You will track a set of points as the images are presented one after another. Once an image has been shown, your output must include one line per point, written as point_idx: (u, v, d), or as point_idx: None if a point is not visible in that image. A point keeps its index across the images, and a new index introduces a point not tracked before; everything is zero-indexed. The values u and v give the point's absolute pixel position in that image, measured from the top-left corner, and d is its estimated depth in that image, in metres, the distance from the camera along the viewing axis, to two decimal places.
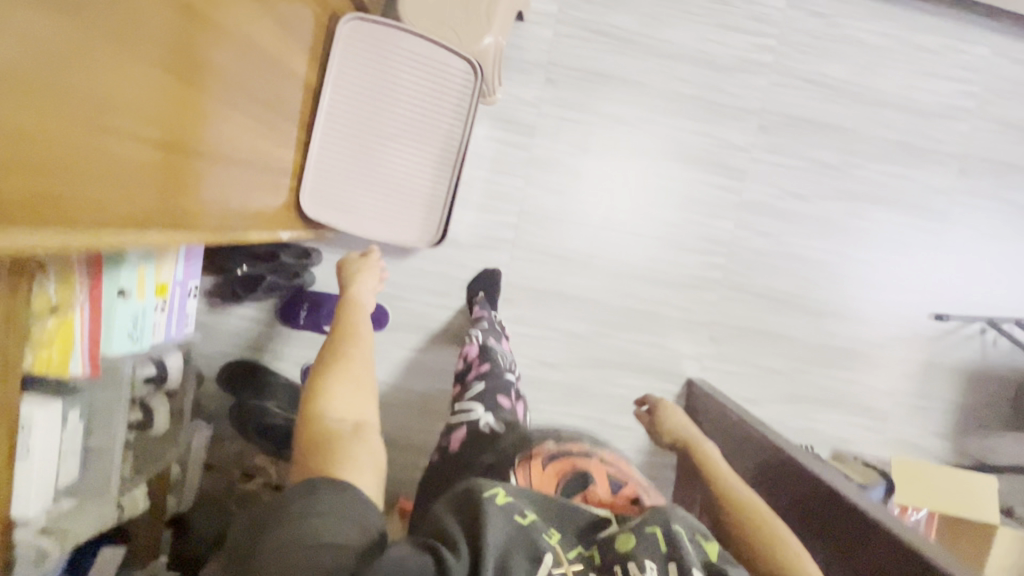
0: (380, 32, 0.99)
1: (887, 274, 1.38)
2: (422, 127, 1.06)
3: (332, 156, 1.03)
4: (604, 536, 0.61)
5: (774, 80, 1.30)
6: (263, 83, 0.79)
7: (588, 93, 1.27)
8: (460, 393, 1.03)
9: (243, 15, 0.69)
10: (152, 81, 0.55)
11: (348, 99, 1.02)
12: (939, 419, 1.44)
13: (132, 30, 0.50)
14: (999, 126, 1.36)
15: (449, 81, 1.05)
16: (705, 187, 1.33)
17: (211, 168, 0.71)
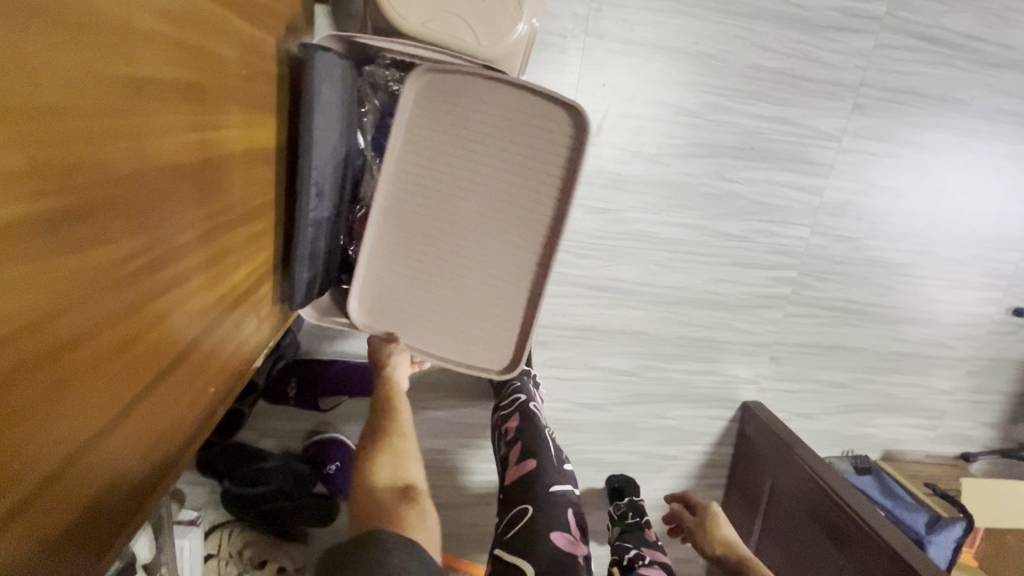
0: (450, 81, 0.70)
1: (971, 269, 1.20)
2: (501, 213, 0.72)
3: (389, 258, 0.76)
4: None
5: (881, 41, 0.99)
6: (244, 177, 0.61)
7: (642, 75, 0.94)
8: (501, 524, 0.78)
9: (207, 121, 0.51)
10: (151, 297, 0.45)
11: (408, 180, 0.74)
12: (994, 411, 1.36)
13: (114, 268, 0.40)
14: None
15: (537, 131, 0.69)
16: (781, 189, 1.06)
17: (217, 327, 0.59)
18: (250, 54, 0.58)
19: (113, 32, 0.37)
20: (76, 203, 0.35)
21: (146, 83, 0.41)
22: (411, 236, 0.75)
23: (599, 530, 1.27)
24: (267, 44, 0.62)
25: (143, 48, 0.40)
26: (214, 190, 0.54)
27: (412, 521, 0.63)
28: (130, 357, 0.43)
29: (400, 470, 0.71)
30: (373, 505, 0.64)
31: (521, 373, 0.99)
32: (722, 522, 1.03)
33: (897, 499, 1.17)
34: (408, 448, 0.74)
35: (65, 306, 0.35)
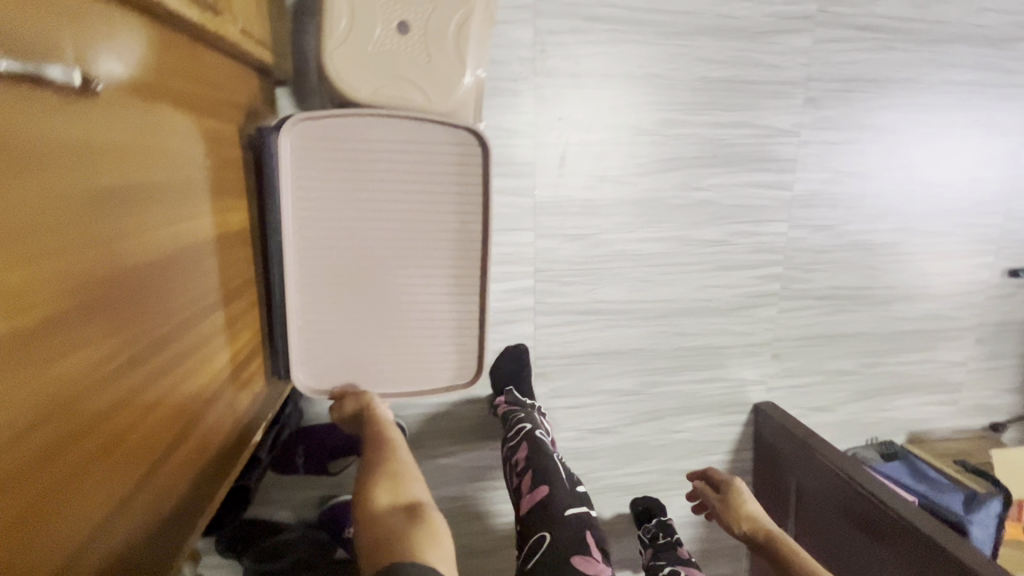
0: (333, 130, 0.72)
1: (956, 239, 1.20)
2: (421, 236, 0.77)
3: (325, 311, 0.77)
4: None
5: (819, 37, 1.02)
6: (216, 262, 0.63)
7: (594, 104, 0.98)
8: (522, 555, 0.77)
9: (172, 215, 0.53)
10: (132, 391, 0.46)
11: (321, 231, 0.75)
12: (1012, 375, 1.33)
13: (92, 370, 0.41)
14: None
15: (432, 162, 0.76)
16: (750, 190, 1.08)
17: (205, 411, 0.59)
18: (209, 146, 0.61)
19: (72, 156, 0.39)
20: (49, 315, 0.37)
21: (108, 192, 0.43)
22: (340, 283, 0.77)
23: (631, 557, 1.24)
24: (225, 133, 0.65)
25: (104, 160, 0.43)
26: (187, 280, 0.56)
27: (425, 545, 0.58)
28: (118, 453, 0.44)
29: (401, 490, 0.66)
30: (380, 540, 0.59)
31: (524, 406, 0.99)
32: (749, 498, 1.01)
33: (930, 482, 1.14)
34: (406, 468, 0.69)
35: (46, 411, 0.36)
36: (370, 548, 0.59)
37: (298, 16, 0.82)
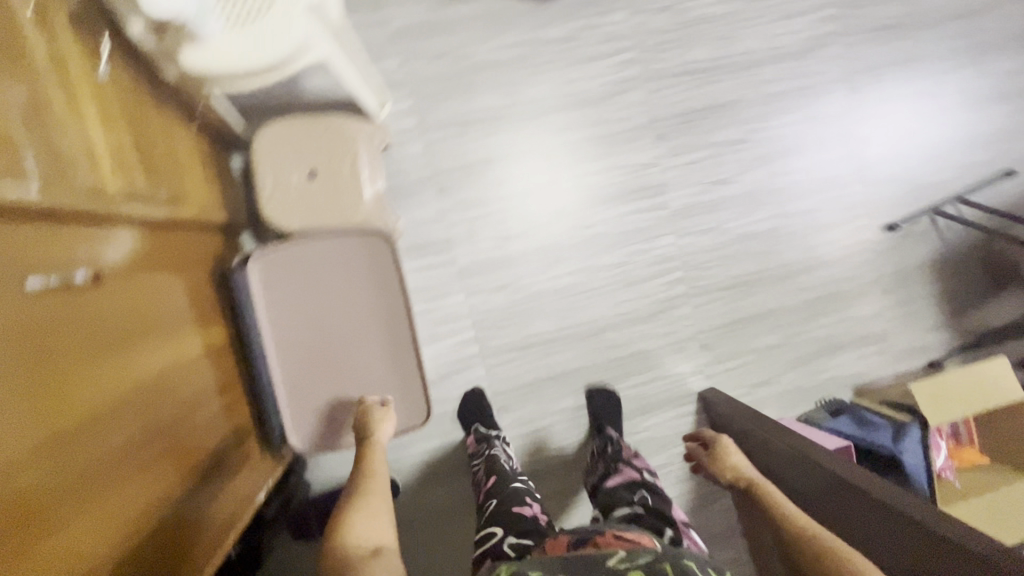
0: (284, 254, 0.97)
1: (827, 211, 1.40)
2: (362, 314, 1.00)
3: (304, 389, 0.98)
4: (619, 569, 0.61)
5: (649, 89, 1.29)
6: (203, 372, 0.85)
7: (485, 183, 1.24)
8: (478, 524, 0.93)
9: (163, 342, 0.76)
10: (152, 464, 0.66)
11: (289, 328, 0.97)
12: (930, 315, 1.47)
13: (123, 449, 0.62)
14: (868, 34, 1.36)
15: (357, 258, 0.99)
16: (633, 215, 1.30)
17: (210, 483, 0.78)
18: (185, 290, 0.85)
19: (95, 314, 0.63)
20: (94, 413, 0.58)
21: (118, 333, 0.66)
22: (310, 364, 0.98)
23: None
24: (197, 277, 0.90)
25: (114, 313, 0.66)
26: (182, 386, 0.78)
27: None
28: (145, 508, 0.63)
29: (371, 530, 0.76)
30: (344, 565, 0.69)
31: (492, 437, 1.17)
32: (733, 452, 1.11)
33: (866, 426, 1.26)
34: (381, 509, 0.79)
35: (97, 476, 0.57)
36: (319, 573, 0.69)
37: (244, 182, 1.11)
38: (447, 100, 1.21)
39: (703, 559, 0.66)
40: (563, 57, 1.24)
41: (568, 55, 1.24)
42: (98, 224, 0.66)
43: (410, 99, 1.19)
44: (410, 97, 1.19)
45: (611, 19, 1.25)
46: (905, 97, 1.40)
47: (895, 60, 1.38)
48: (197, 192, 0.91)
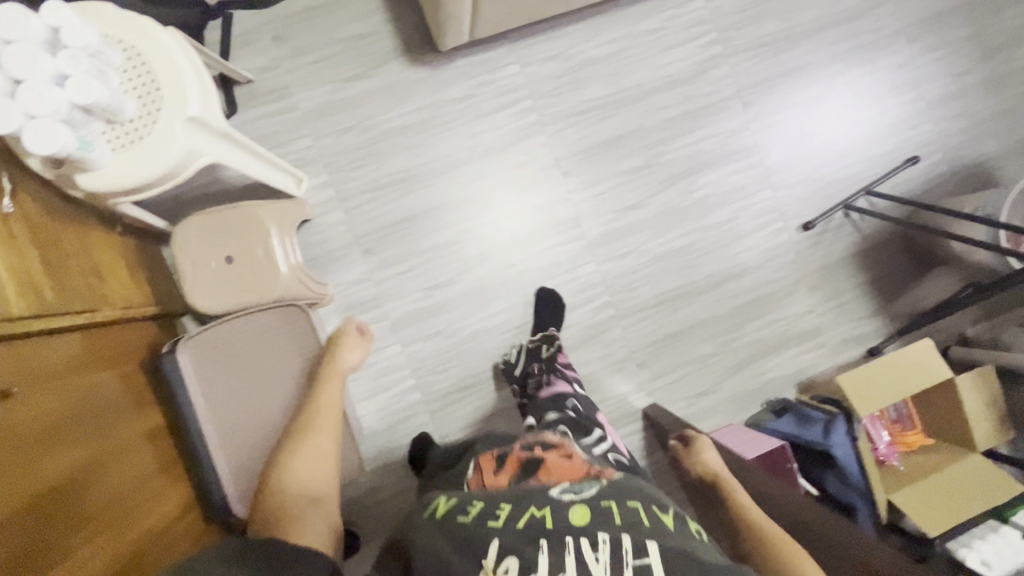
0: (208, 335, 1.02)
1: (743, 220, 1.45)
2: (290, 375, 1.09)
3: (241, 458, 1.02)
4: (562, 498, 0.68)
5: (550, 132, 1.37)
6: (144, 454, 0.92)
7: (407, 239, 1.32)
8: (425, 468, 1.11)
9: (99, 432, 0.84)
10: (92, 542, 0.73)
11: (221, 402, 1.01)
12: (862, 304, 1.51)
13: (59, 534, 0.69)
14: (752, 51, 1.44)
15: (279, 326, 1.09)
16: (552, 250, 1.38)
17: (157, 557, 0.84)
18: (122, 381, 0.94)
19: (27, 415, 0.72)
20: (24, 504, 0.66)
21: (52, 428, 0.75)
22: (245, 432, 1.03)
23: None
24: (134, 369, 0.98)
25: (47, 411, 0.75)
26: (121, 470, 0.85)
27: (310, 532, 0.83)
28: None
29: (309, 480, 0.92)
30: (279, 510, 0.86)
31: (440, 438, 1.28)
32: (705, 446, 1.10)
33: (806, 420, 1.29)
34: (320, 455, 0.96)
35: (34, 559, 0.64)
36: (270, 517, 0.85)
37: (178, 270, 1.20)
38: (360, 168, 1.29)
39: (648, 494, 0.71)
40: (464, 114, 1.33)
41: (469, 111, 1.33)
42: (22, 336, 0.76)
43: (324, 173, 1.28)
44: (325, 171, 1.28)
45: (504, 73, 1.34)
46: (801, 102, 1.47)
47: (784, 70, 1.46)
48: (120, 289, 1.00)
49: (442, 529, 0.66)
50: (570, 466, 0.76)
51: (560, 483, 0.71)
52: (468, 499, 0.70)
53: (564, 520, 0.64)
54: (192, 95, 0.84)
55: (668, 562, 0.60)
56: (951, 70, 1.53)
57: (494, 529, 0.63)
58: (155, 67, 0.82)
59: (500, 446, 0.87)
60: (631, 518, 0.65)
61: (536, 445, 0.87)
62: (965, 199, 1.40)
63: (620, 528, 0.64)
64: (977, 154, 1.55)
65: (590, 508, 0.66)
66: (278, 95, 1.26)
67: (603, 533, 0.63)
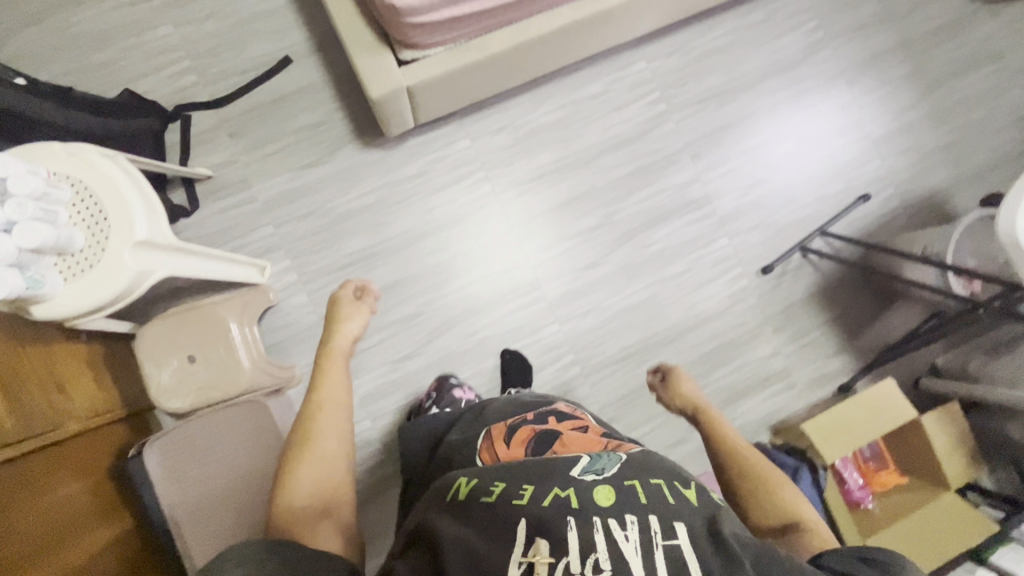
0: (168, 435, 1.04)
1: (702, 268, 1.48)
2: (248, 460, 1.05)
3: (211, 548, 0.99)
4: (585, 479, 0.65)
5: (504, 200, 1.42)
6: (111, 565, 0.93)
7: (371, 315, 1.35)
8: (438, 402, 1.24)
9: (63, 550, 0.85)
10: None
11: (184, 493, 1.02)
12: (829, 341, 1.52)
13: None
14: (696, 106, 1.49)
15: (233, 413, 1.07)
16: (514, 313, 1.41)
17: None
18: (89, 492, 0.96)
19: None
20: None
21: (15, 553, 0.77)
22: (212, 519, 1.01)
23: None
24: (104, 476, 1.00)
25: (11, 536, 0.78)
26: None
27: (322, 536, 0.77)
28: None
29: (325, 475, 0.83)
30: (295, 520, 0.77)
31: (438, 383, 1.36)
32: (687, 380, 1.07)
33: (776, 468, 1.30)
34: (325, 453, 0.84)
35: None
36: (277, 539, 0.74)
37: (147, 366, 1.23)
38: (321, 250, 1.34)
39: (670, 467, 0.70)
40: (419, 190, 1.38)
41: (424, 188, 1.38)
42: None
43: (287, 258, 1.32)
44: (287, 256, 1.32)
45: (455, 148, 1.39)
46: (749, 150, 1.51)
47: (730, 121, 1.50)
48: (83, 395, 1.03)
49: (467, 515, 0.63)
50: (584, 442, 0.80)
51: (579, 459, 0.69)
52: (489, 480, 0.68)
53: (590, 500, 0.62)
54: (139, 224, 0.88)
55: (697, 540, 0.59)
56: (894, 106, 1.57)
57: (520, 510, 0.62)
58: (103, 200, 0.87)
59: (515, 416, 0.89)
60: (658, 497, 0.64)
61: (551, 417, 0.90)
62: (916, 232, 1.43)
63: (647, 509, 0.62)
64: (928, 186, 1.58)
65: (616, 487, 0.64)
66: (237, 188, 1.31)
67: (631, 513, 0.61)
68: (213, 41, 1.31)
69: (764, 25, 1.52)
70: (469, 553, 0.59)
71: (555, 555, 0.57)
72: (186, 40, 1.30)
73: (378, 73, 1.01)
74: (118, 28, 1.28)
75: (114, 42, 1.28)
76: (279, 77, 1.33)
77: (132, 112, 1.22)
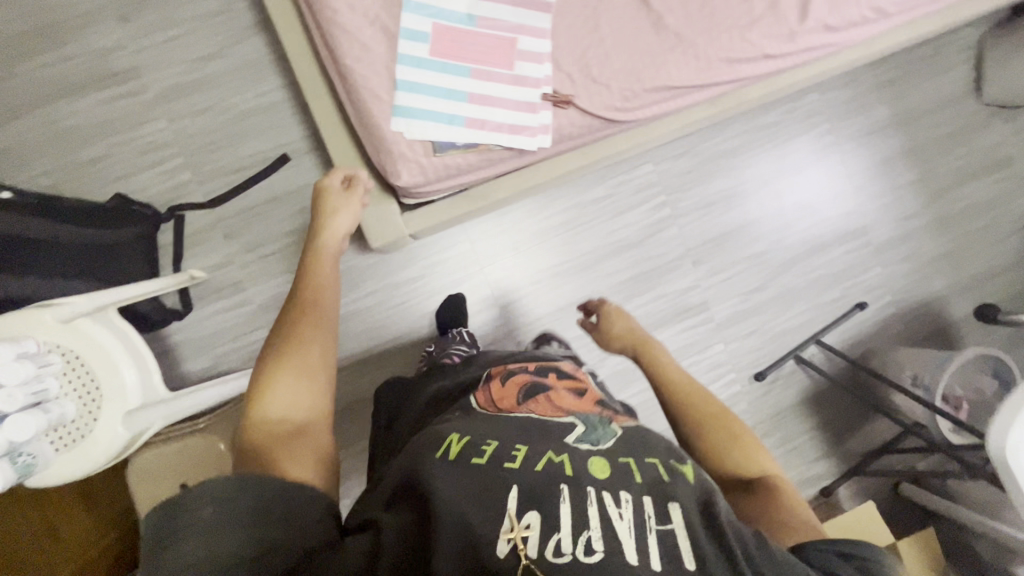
0: None
1: (696, 373, 1.49)
2: None
3: None
4: (580, 450, 0.66)
5: (504, 302, 1.40)
6: None
7: (365, 418, 1.35)
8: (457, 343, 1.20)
9: None
10: None
11: None
12: (815, 445, 1.55)
13: None
14: (701, 210, 1.47)
15: None
16: None
17: None
18: None
19: None
20: None
21: None
22: None
23: None
24: None
25: None
26: None
27: (302, 460, 0.68)
28: None
29: (308, 397, 0.73)
30: (266, 438, 0.68)
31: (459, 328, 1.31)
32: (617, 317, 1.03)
33: None
34: (311, 370, 0.75)
35: None
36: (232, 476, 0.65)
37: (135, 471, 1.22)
38: None
39: (664, 445, 0.70)
40: (418, 292, 1.37)
41: (422, 290, 1.37)
42: None
43: None
44: None
45: (456, 249, 1.38)
46: (751, 256, 1.50)
47: (733, 226, 1.49)
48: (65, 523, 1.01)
49: (454, 476, 0.62)
50: (577, 402, 0.79)
51: (575, 429, 0.71)
52: (483, 438, 0.68)
53: (587, 472, 0.63)
54: (132, 392, 0.88)
55: (691, 519, 0.59)
56: (898, 213, 1.56)
57: (512, 473, 0.62)
58: (95, 368, 0.86)
59: (517, 365, 0.88)
60: (653, 474, 0.64)
61: (552, 370, 0.88)
62: (913, 349, 1.44)
63: (642, 489, 0.62)
64: (925, 294, 1.58)
65: (611, 464, 0.64)
66: (232, 291, 1.29)
67: (626, 492, 0.61)
68: (209, 137, 1.26)
69: (774, 129, 1.50)
70: (460, 522, 0.57)
71: (545, 532, 0.57)
72: (180, 135, 1.25)
73: (382, 224, 0.98)
74: (110, 122, 1.23)
75: (104, 137, 1.23)
76: (276, 176, 1.29)
77: (120, 220, 1.18)
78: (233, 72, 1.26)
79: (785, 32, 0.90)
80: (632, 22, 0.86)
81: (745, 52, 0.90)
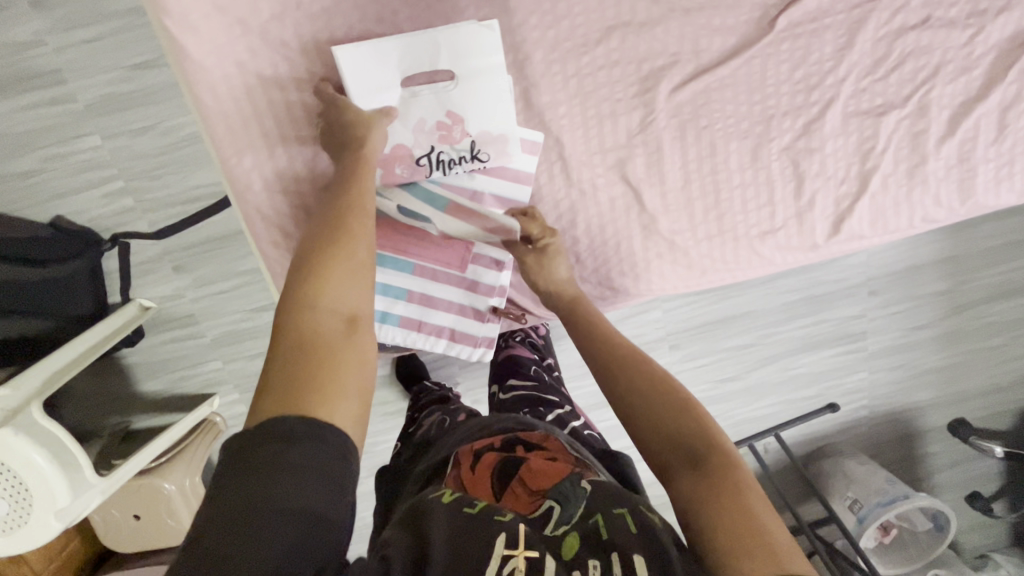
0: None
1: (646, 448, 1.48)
2: None
3: None
4: (554, 532, 0.58)
5: (464, 362, 1.34)
6: None
7: None
8: (417, 393, 1.14)
9: None
10: None
11: None
12: None
13: None
14: (690, 295, 1.35)
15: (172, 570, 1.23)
16: None
17: None
18: None
19: None
20: None
21: None
22: None
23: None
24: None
25: None
26: None
27: (344, 384, 0.57)
28: None
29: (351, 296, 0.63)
30: (300, 341, 0.58)
31: (413, 371, 1.26)
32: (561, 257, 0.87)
33: None
34: (360, 259, 0.65)
35: None
36: (268, 393, 0.55)
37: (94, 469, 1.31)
38: None
39: (630, 494, 0.63)
40: None
41: None
42: None
43: (234, 392, 1.32)
44: (235, 390, 1.32)
45: None
46: (731, 346, 1.41)
47: (722, 316, 1.38)
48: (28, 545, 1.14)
49: (446, 516, 0.55)
50: (552, 462, 0.69)
51: (554, 509, 0.60)
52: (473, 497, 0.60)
53: (557, 548, 0.55)
54: (59, 489, 0.90)
55: None
56: (907, 323, 1.43)
57: (505, 522, 0.55)
58: (21, 473, 0.87)
59: (483, 441, 0.75)
60: (620, 530, 0.57)
61: (518, 443, 0.74)
62: (867, 463, 1.45)
63: (608, 547, 0.55)
64: (902, 404, 1.52)
65: (581, 534, 0.57)
66: (183, 322, 1.25)
67: (596, 558, 0.54)
68: (152, 159, 1.11)
69: None
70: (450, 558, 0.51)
71: None
72: (119, 155, 1.10)
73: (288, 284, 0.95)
74: (40, 131, 1.08)
75: (31, 151, 1.09)
76: (223, 214, 1.17)
77: (60, 250, 1.09)
78: (171, 93, 1.08)
79: (807, 245, 0.97)
80: (622, 232, 0.95)
81: (750, 261, 0.98)
